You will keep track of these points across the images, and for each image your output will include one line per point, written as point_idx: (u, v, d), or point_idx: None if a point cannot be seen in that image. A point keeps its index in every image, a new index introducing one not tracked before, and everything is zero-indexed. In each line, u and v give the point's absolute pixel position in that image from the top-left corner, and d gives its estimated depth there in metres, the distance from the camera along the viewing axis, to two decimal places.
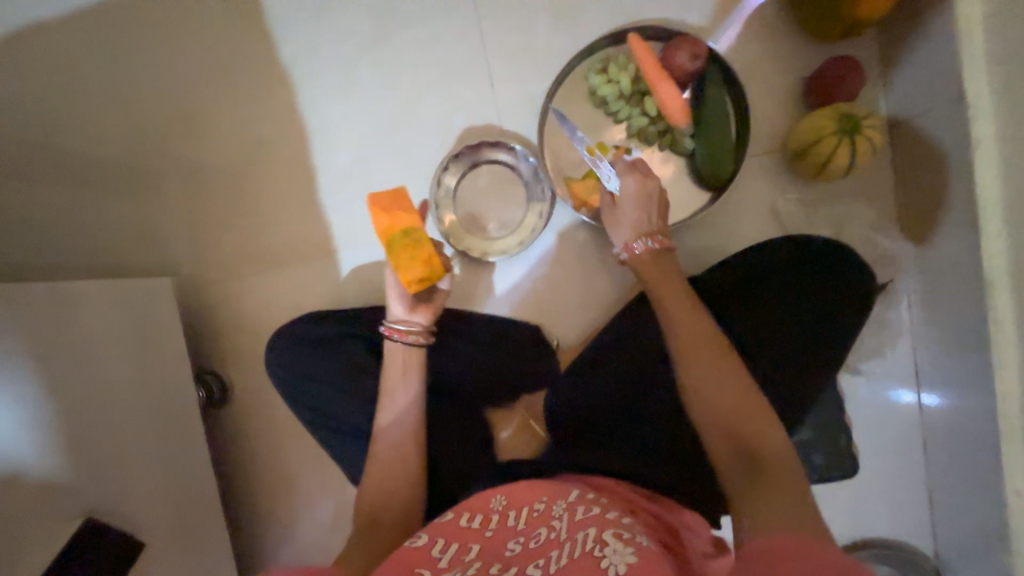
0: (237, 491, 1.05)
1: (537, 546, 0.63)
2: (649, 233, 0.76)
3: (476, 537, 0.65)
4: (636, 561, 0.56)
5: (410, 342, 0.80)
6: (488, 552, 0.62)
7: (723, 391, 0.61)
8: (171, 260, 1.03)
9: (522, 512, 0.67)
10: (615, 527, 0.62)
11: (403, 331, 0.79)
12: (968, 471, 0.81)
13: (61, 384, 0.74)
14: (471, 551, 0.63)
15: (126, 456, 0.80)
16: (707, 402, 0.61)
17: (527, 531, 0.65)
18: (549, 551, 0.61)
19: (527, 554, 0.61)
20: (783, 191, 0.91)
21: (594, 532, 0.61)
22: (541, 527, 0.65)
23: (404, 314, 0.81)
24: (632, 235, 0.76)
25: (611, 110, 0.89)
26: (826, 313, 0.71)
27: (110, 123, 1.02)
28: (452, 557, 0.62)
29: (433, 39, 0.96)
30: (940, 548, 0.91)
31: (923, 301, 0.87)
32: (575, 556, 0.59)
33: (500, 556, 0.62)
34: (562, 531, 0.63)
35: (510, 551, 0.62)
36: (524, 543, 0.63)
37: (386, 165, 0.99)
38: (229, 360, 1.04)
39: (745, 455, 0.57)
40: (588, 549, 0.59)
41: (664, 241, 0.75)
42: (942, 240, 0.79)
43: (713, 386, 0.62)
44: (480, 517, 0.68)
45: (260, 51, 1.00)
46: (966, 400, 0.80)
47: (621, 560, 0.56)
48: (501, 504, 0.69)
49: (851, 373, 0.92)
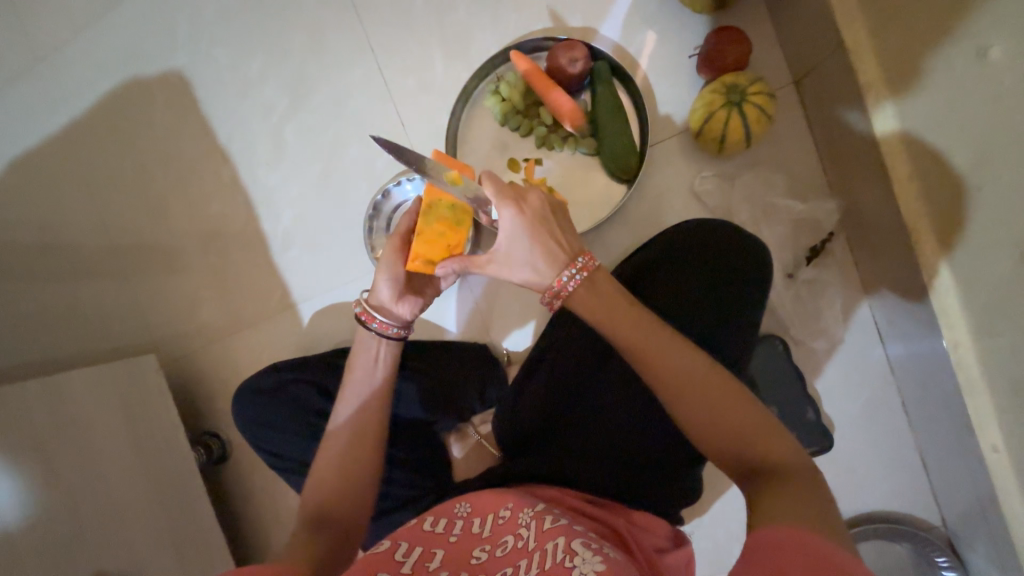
0: (242, 543, 1.11)
1: (502, 554, 0.60)
2: (567, 261, 0.65)
3: (441, 544, 0.63)
4: (605, 569, 0.54)
5: (383, 333, 0.77)
6: (454, 559, 0.61)
7: (703, 386, 0.58)
8: (153, 338, 1.13)
9: (487, 519, 0.66)
10: (584, 538, 0.59)
11: (384, 326, 0.76)
12: (944, 429, 0.76)
13: (62, 463, 0.83)
14: (436, 558, 0.61)
15: (134, 518, 0.88)
16: (696, 397, 0.58)
17: (493, 539, 0.63)
18: (517, 560, 0.58)
19: (492, 562, 0.59)
20: (697, 169, 0.91)
21: (563, 542, 0.58)
22: (507, 534, 0.63)
23: (391, 300, 0.78)
24: (551, 270, 0.65)
25: (513, 126, 0.93)
26: (738, 288, 0.72)
27: (89, 225, 1.15)
28: (417, 564, 0.60)
29: (345, 95, 1.04)
30: (946, 515, 0.84)
31: (864, 253, 0.84)
32: (545, 566, 0.56)
33: (466, 563, 0.60)
34: (530, 540, 0.60)
35: (476, 558, 0.60)
36: (489, 550, 0.61)
37: (325, 217, 1.06)
38: (218, 421, 1.12)
39: (733, 435, 0.56)
40: (558, 560, 0.56)
41: (587, 264, 0.65)
42: (864, 188, 0.77)
43: (688, 364, 0.59)
44: (445, 523, 0.67)
45: (201, 137, 1.11)
46: (921, 354, 0.75)
47: (592, 568, 0.54)
48: (466, 512, 0.68)
49: (808, 342, 0.88)
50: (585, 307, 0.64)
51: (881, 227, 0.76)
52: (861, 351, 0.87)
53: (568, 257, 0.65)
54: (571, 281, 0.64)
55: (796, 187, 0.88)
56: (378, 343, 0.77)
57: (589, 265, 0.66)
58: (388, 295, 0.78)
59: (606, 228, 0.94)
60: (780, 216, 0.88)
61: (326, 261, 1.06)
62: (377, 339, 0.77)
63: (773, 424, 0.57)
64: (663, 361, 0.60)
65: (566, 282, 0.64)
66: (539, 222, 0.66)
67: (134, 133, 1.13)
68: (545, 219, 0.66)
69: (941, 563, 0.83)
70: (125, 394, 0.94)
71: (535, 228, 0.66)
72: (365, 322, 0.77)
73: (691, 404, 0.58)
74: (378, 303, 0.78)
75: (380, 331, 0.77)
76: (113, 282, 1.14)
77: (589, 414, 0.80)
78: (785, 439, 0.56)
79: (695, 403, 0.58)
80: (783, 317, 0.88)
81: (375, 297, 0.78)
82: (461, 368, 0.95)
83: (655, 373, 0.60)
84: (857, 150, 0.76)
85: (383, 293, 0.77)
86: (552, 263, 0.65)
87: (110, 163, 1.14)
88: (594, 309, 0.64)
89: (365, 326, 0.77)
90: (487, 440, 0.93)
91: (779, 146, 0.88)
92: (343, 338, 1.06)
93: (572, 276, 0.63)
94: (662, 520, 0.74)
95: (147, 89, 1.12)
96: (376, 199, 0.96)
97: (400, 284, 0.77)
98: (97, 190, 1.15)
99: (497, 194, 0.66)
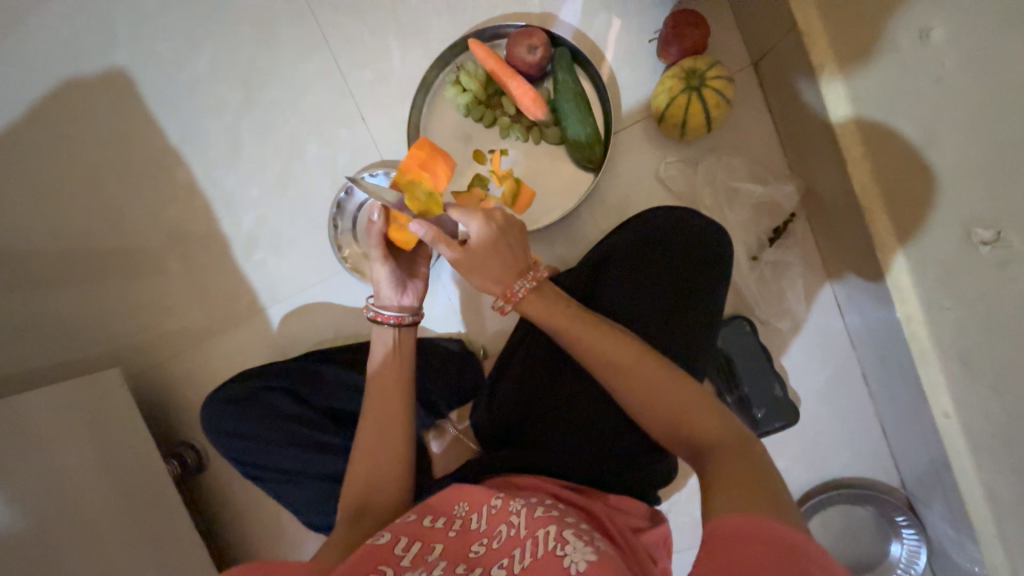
0: (225, 553, 1.09)
1: (498, 545, 0.56)
2: (520, 272, 0.67)
3: (440, 538, 0.59)
4: (597, 561, 0.51)
5: (399, 324, 0.77)
6: (453, 552, 0.57)
7: (650, 372, 0.59)
8: (113, 354, 1.09)
9: (482, 511, 0.61)
10: (576, 528, 0.56)
11: (397, 317, 0.76)
12: (901, 399, 0.79)
13: (23, 488, 0.79)
14: (435, 551, 0.57)
15: (107, 538, 0.86)
16: (640, 382, 0.59)
17: (489, 531, 0.59)
18: (512, 550, 0.55)
19: (490, 555, 0.56)
20: (662, 155, 0.92)
21: (554, 531, 0.55)
22: (500, 524, 0.59)
23: (395, 295, 0.78)
24: (506, 276, 0.67)
25: (475, 117, 0.91)
26: (700, 270, 0.74)
27: (38, 239, 1.09)
28: (416, 558, 0.56)
29: (300, 89, 1.01)
30: (905, 478, 0.88)
31: (823, 231, 0.87)
32: (537, 555, 0.53)
33: (465, 556, 0.57)
34: (522, 528, 0.57)
35: (474, 552, 0.57)
36: (487, 543, 0.57)
37: (289, 215, 1.03)
38: (190, 434, 1.09)
39: (678, 422, 0.57)
40: (548, 548, 0.53)
41: (536, 274, 0.67)
42: (824, 168, 0.79)
43: (624, 345, 0.61)
44: (444, 519, 0.62)
45: (151, 139, 1.06)
46: (877, 327, 0.79)
47: (582, 558, 0.51)
48: (464, 509, 0.63)
49: (774, 321, 0.91)
50: (536, 314, 0.65)
51: (838, 205, 0.79)
52: (824, 326, 0.91)
53: (522, 268, 0.67)
54: (523, 289, 0.66)
55: (758, 168, 0.90)
56: (394, 334, 0.77)
57: (539, 275, 0.67)
58: (390, 292, 0.78)
59: (576, 217, 0.94)
60: (743, 200, 0.89)
61: (292, 264, 1.03)
62: (393, 329, 0.77)
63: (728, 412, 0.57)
64: (602, 343, 0.61)
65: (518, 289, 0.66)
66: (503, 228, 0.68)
67: (77, 138, 1.07)
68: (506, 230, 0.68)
69: (901, 522, 0.88)
70: (89, 412, 0.91)
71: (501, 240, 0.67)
72: (378, 322, 0.77)
73: (635, 392, 0.59)
74: (384, 305, 0.79)
75: (397, 324, 0.77)
76: (66, 298, 1.09)
77: (564, 403, 0.80)
78: (721, 415, 0.56)
79: (645, 390, 0.58)
80: (750, 298, 0.91)
81: (379, 299, 0.79)
82: (436, 362, 0.95)
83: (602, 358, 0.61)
84: (815, 131, 0.78)
85: (385, 293, 0.78)
86: (504, 272, 0.67)
87: (56, 172, 1.08)
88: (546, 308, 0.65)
89: (380, 325, 0.77)
90: (467, 437, 0.95)
91: (739, 130, 0.91)
92: (316, 341, 1.03)
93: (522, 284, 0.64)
94: (639, 501, 0.74)
95: (88, 90, 1.06)
96: (339, 198, 0.94)
97: (398, 278, 0.78)
98: (44, 202, 1.09)
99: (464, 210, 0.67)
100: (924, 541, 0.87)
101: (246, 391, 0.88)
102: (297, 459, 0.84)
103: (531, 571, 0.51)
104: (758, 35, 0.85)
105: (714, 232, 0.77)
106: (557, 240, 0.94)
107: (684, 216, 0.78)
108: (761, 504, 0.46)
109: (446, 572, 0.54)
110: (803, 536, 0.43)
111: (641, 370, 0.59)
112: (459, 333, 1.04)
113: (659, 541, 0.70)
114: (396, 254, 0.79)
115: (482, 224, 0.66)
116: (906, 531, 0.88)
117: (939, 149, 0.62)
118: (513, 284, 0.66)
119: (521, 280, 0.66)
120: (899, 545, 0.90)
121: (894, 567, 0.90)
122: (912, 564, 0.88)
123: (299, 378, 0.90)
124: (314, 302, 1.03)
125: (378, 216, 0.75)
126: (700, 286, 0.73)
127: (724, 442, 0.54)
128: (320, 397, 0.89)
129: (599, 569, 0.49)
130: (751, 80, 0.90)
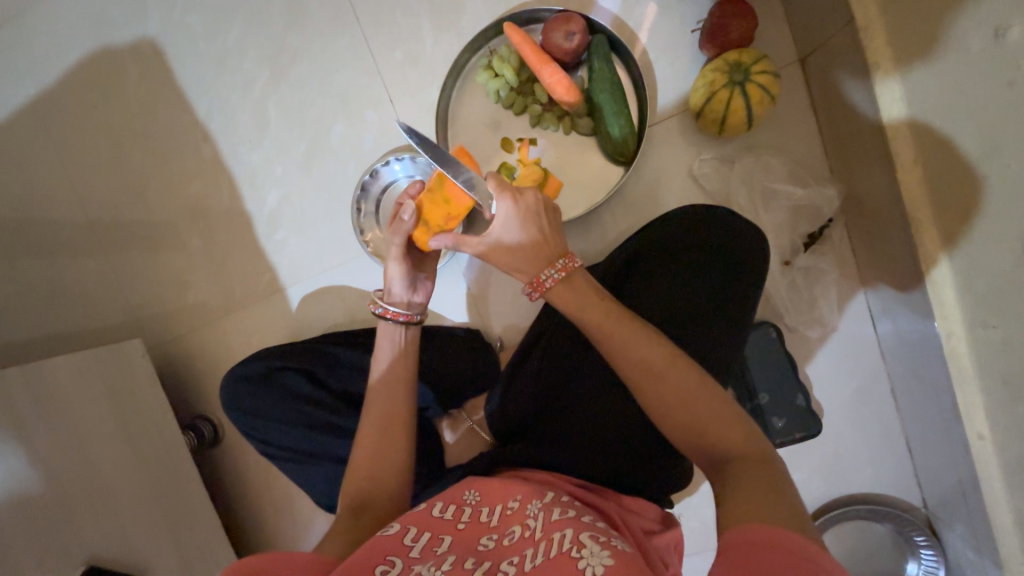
0: (237, 525, 1.11)
1: (510, 543, 0.56)
2: (548, 262, 0.65)
3: (448, 530, 0.59)
4: (614, 564, 0.50)
5: (406, 322, 0.77)
6: (462, 544, 0.57)
7: (675, 377, 0.57)
8: (136, 325, 1.10)
9: (495, 508, 0.62)
10: (593, 531, 0.55)
11: (407, 315, 0.76)
12: (932, 416, 0.77)
13: (49, 451, 0.81)
14: (444, 543, 0.57)
15: (125, 504, 0.88)
16: (661, 387, 0.57)
17: (501, 528, 0.59)
18: (524, 549, 0.55)
19: (500, 551, 0.55)
20: (697, 152, 0.89)
21: (570, 533, 0.54)
22: (515, 525, 0.59)
23: (405, 293, 0.79)
24: (533, 266, 0.65)
25: (506, 104, 0.89)
26: (731, 273, 0.71)
27: (66, 207, 1.11)
28: (425, 549, 0.56)
29: (329, 67, 0.99)
30: (927, 497, 0.86)
31: (862, 238, 0.84)
32: (550, 555, 0.52)
33: (474, 549, 0.56)
34: (537, 530, 0.57)
35: (483, 545, 0.56)
36: (497, 539, 0.57)
37: (313, 195, 1.03)
38: (207, 407, 1.10)
39: (697, 431, 0.55)
40: (564, 550, 0.52)
41: (567, 264, 0.65)
42: (870, 173, 0.75)
43: (643, 344, 0.59)
44: (453, 510, 0.62)
45: (179, 112, 1.05)
46: (912, 341, 0.76)
47: (599, 562, 0.50)
48: (474, 499, 0.64)
49: (803, 329, 0.88)
50: (564, 304, 0.64)
51: (881, 212, 0.75)
52: (855, 336, 0.88)
53: (549, 258, 0.65)
54: (551, 278, 0.64)
55: (798, 170, 0.87)
56: (400, 331, 0.77)
57: (569, 265, 0.65)
58: (401, 289, 0.79)
59: (603, 211, 0.92)
60: (780, 202, 0.87)
61: (314, 244, 1.03)
62: (401, 327, 0.77)
63: (747, 421, 0.55)
64: (622, 344, 0.60)
65: (545, 279, 0.64)
66: (533, 216, 0.66)
67: (106, 109, 1.07)
68: (535, 216, 0.66)
69: (919, 542, 0.86)
70: (110, 382, 0.92)
71: (530, 229, 0.66)
72: (384, 318, 0.77)
73: (653, 396, 0.58)
74: (392, 300, 0.79)
75: (405, 322, 0.77)
76: (90, 267, 1.10)
77: (581, 400, 0.79)
78: (742, 425, 0.54)
79: (663, 395, 0.57)
80: (779, 303, 0.88)
81: (387, 294, 0.79)
82: (453, 351, 0.94)
83: (624, 359, 0.60)
84: (863, 133, 0.74)
85: (396, 289, 0.78)
86: (532, 263, 0.65)
87: (86, 142, 1.09)
88: (569, 303, 0.63)
89: (386, 321, 0.77)
90: (480, 427, 0.95)
91: (779, 129, 0.87)
92: (334, 322, 1.04)
93: (550, 272, 0.62)
94: (651, 503, 0.73)
95: (119, 60, 1.06)
96: (364, 179, 0.93)
97: (411, 277, 0.78)
98: (73, 171, 1.10)
99: (498, 189, 0.66)
100: (943, 564, 0.84)
101: (264, 369, 0.88)
102: (312, 439, 0.84)
103: (545, 571, 0.51)
104: (808, 29, 0.81)
105: (748, 234, 0.74)
106: (583, 234, 0.93)
107: (715, 216, 0.76)
108: (781, 518, 0.44)
109: (455, 565, 0.53)
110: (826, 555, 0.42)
111: (662, 374, 0.57)
112: (478, 322, 1.03)
113: (671, 544, 0.69)
114: (411, 250, 0.79)
115: (513, 210, 0.66)
116: (924, 551, 0.86)
117: (1000, 159, 0.58)
118: (539, 274, 0.65)
119: (549, 269, 0.64)
120: (916, 565, 0.88)
121: None
122: None
123: (315, 358, 0.89)
124: (334, 284, 1.03)
125: (409, 214, 0.73)
126: (730, 289, 0.71)
127: (746, 454, 0.52)
128: (337, 379, 0.89)
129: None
130: (796, 76, 0.86)
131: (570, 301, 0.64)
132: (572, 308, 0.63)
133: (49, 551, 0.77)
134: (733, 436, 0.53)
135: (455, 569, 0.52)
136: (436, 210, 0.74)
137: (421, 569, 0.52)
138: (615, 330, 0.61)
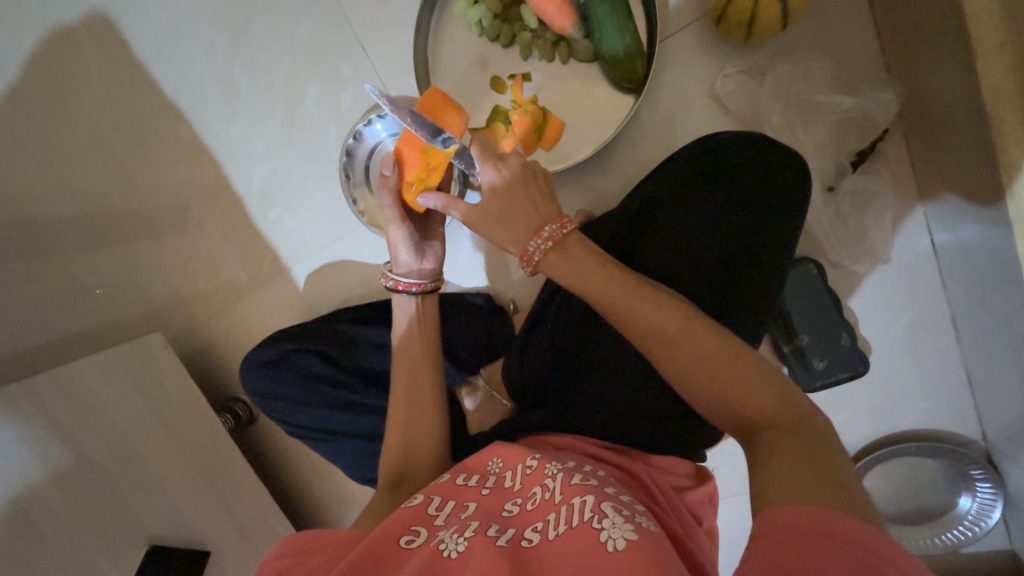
0: (285, 497, 1.18)
1: (533, 507, 0.54)
2: (534, 231, 0.60)
3: (473, 496, 0.57)
4: (639, 539, 0.46)
5: (421, 292, 0.75)
6: (487, 510, 0.55)
7: (693, 340, 0.51)
8: (142, 322, 1.08)
9: (517, 470, 0.59)
10: (615, 501, 0.52)
11: (420, 285, 0.74)
12: (1002, 345, 0.68)
13: (91, 448, 0.83)
14: (468, 509, 0.55)
15: (174, 488, 0.91)
16: (675, 348, 0.51)
17: (524, 492, 0.56)
18: (546, 514, 0.52)
19: (524, 517, 0.53)
20: (719, 68, 0.78)
21: (590, 501, 0.51)
22: (535, 486, 0.56)
23: (413, 260, 0.76)
24: (522, 236, 0.62)
25: (491, 36, 0.77)
26: (762, 206, 0.62)
27: (30, 206, 1.02)
28: (449, 516, 0.54)
29: (291, 20, 0.92)
30: (987, 430, 0.80)
31: (926, 147, 0.73)
32: (571, 524, 0.49)
33: (497, 516, 0.54)
34: (556, 492, 0.54)
35: (507, 511, 0.54)
36: (521, 504, 0.55)
37: (300, 167, 0.97)
38: (237, 392, 1.13)
39: (716, 402, 0.49)
40: (583, 519, 0.49)
41: (555, 233, 0.60)
42: (941, 63, 0.63)
43: (652, 301, 0.54)
44: (477, 477, 0.60)
45: (146, 92, 0.99)
46: (980, 263, 0.66)
47: (622, 535, 0.47)
48: (498, 466, 0.61)
49: (850, 263, 0.80)
50: (560, 271, 0.59)
51: (953, 112, 0.63)
52: (908, 261, 0.79)
53: (538, 226, 0.61)
54: (539, 250, 0.59)
55: (846, 75, 0.76)
56: (416, 303, 0.75)
57: (558, 232, 0.60)
58: (408, 257, 0.76)
59: (615, 150, 0.82)
60: (822, 117, 0.76)
61: (310, 220, 0.99)
62: (416, 298, 0.75)
63: (779, 378, 0.48)
64: (627, 306, 0.54)
65: (533, 253, 0.60)
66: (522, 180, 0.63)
67: (61, 95, 0.99)
68: (520, 183, 0.63)
69: (975, 475, 0.81)
70: (136, 373, 0.93)
71: (516, 191, 0.63)
72: (398, 291, 0.75)
73: (669, 362, 0.52)
74: (401, 271, 0.77)
75: (419, 292, 0.75)
76: (75, 269, 1.05)
77: (601, 361, 0.75)
78: (770, 383, 0.48)
79: (673, 363, 0.51)
80: (821, 236, 0.79)
81: (397, 265, 0.77)
82: (466, 318, 0.91)
83: (632, 325, 0.54)
84: (936, 11, 0.61)
85: (403, 259, 0.76)
86: (525, 231, 0.62)
87: (43, 133, 1.00)
88: (565, 272, 0.59)
89: (400, 294, 0.75)
90: (497, 389, 0.89)
91: (809, 29, 0.76)
92: (345, 299, 1.01)
93: (536, 244, 0.58)
94: (683, 459, 0.69)
95: (65, 38, 0.97)
96: (348, 143, 0.86)
97: (415, 242, 0.76)
98: (33, 167, 1.01)
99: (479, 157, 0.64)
100: (1001, 497, 0.80)
101: (279, 352, 0.88)
102: (336, 418, 0.84)
103: (566, 540, 0.48)
104: None
105: (778, 158, 0.64)
106: (594, 179, 0.83)
107: (739, 143, 0.66)
108: (824, 492, 0.39)
109: (479, 532, 0.51)
110: (874, 531, 0.36)
111: (676, 334, 0.51)
112: (491, 286, 0.98)
113: (704, 500, 0.67)
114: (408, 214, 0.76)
115: (495, 181, 0.63)
116: (980, 485, 0.81)
117: None
118: (528, 246, 0.61)
119: (537, 240, 0.60)
120: (969, 499, 0.83)
121: (958, 521, 0.84)
122: (982, 518, 0.82)
123: (328, 339, 0.89)
124: (337, 260, 1.00)
125: (391, 169, 0.71)
126: (763, 225, 0.62)
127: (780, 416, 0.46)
128: (352, 358, 0.88)
129: (639, 551, 0.45)
130: None
131: (573, 263, 0.59)
132: (573, 272, 0.58)
133: (113, 536, 0.81)
134: (765, 395, 0.47)
135: (479, 536, 0.50)
136: (417, 162, 0.72)
137: (444, 536, 0.51)
138: (621, 296, 0.55)
